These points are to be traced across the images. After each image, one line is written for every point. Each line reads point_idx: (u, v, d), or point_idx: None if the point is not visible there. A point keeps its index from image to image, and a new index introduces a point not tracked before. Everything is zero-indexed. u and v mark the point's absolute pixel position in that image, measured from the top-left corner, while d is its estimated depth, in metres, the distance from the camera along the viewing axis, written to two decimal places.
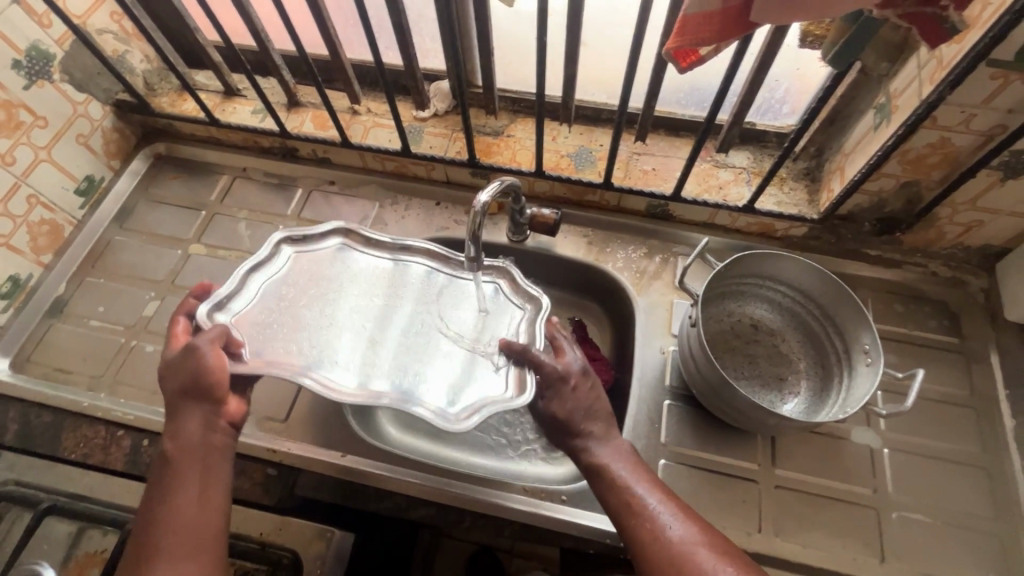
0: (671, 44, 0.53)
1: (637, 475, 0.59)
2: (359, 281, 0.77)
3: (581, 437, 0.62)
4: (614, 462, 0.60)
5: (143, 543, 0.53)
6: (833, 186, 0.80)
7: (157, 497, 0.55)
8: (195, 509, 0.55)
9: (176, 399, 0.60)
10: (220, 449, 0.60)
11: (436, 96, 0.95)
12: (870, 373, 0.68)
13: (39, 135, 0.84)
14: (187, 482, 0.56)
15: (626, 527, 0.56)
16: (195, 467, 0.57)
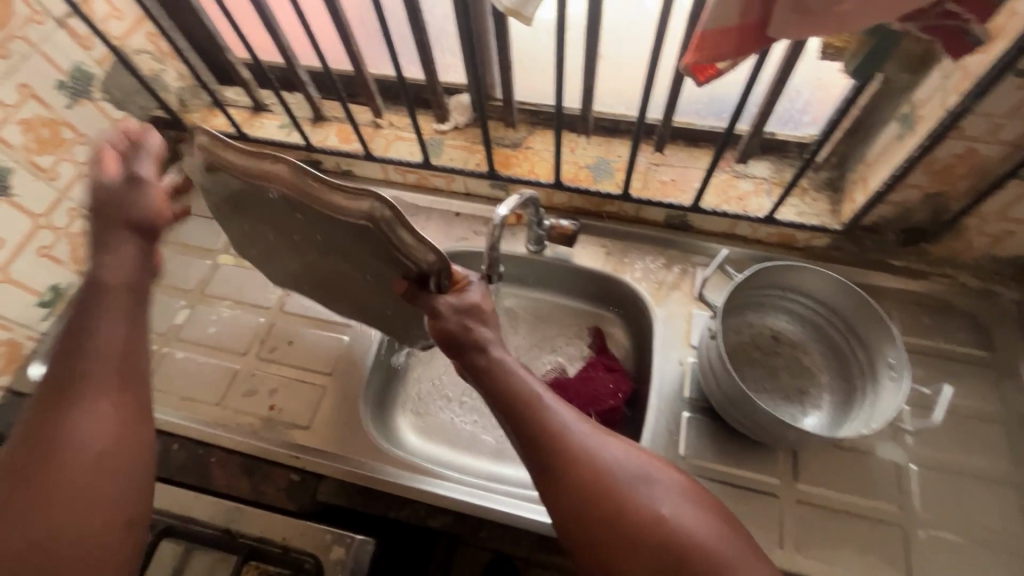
0: (689, 59, 0.53)
1: (536, 386, 0.58)
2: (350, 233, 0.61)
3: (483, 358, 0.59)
4: (513, 373, 0.58)
5: (67, 366, 0.50)
6: (855, 197, 0.79)
7: (79, 322, 0.52)
8: (120, 338, 0.53)
9: (110, 219, 0.56)
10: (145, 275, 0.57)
11: (457, 109, 0.96)
12: (895, 388, 0.67)
13: (80, 151, 0.88)
14: (113, 314, 0.53)
15: (527, 438, 0.54)
16: (117, 298, 0.54)
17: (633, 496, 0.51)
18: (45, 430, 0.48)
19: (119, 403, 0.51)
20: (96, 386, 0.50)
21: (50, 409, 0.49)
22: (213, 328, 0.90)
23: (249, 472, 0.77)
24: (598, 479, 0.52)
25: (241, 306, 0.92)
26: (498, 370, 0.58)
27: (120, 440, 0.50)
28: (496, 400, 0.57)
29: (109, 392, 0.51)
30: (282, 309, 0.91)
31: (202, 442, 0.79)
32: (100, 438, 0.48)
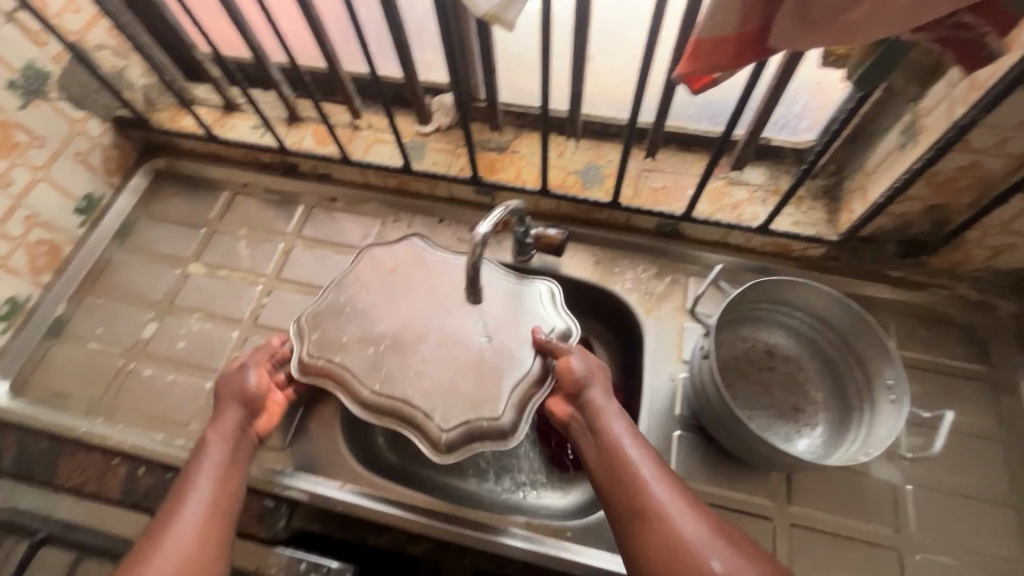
0: (682, 68, 0.49)
1: (634, 437, 0.60)
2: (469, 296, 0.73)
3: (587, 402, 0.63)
4: (611, 419, 0.61)
5: (171, 506, 0.56)
6: (853, 207, 0.76)
7: (188, 474, 0.59)
8: (216, 488, 0.59)
9: (231, 390, 0.67)
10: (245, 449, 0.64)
11: (439, 110, 0.92)
12: (893, 412, 0.64)
13: (36, 155, 0.82)
14: (212, 465, 0.60)
15: (608, 479, 0.58)
16: (220, 453, 0.61)
17: (701, 564, 0.50)
18: (144, 552, 0.53)
19: (203, 533, 0.55)
20: (190, 518, 0.55)
21: (153, 540, 0.54)
22: (183, 342, 0.86)
23: None
24: (677, 539, 0.51)
25: (213, 319, 0.88)
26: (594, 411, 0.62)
27: (198, 558, 0.53)
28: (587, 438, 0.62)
29: (209, 532, 0.55)
30: (256, 322, 0.87)
31: (170, 465, 0.75)
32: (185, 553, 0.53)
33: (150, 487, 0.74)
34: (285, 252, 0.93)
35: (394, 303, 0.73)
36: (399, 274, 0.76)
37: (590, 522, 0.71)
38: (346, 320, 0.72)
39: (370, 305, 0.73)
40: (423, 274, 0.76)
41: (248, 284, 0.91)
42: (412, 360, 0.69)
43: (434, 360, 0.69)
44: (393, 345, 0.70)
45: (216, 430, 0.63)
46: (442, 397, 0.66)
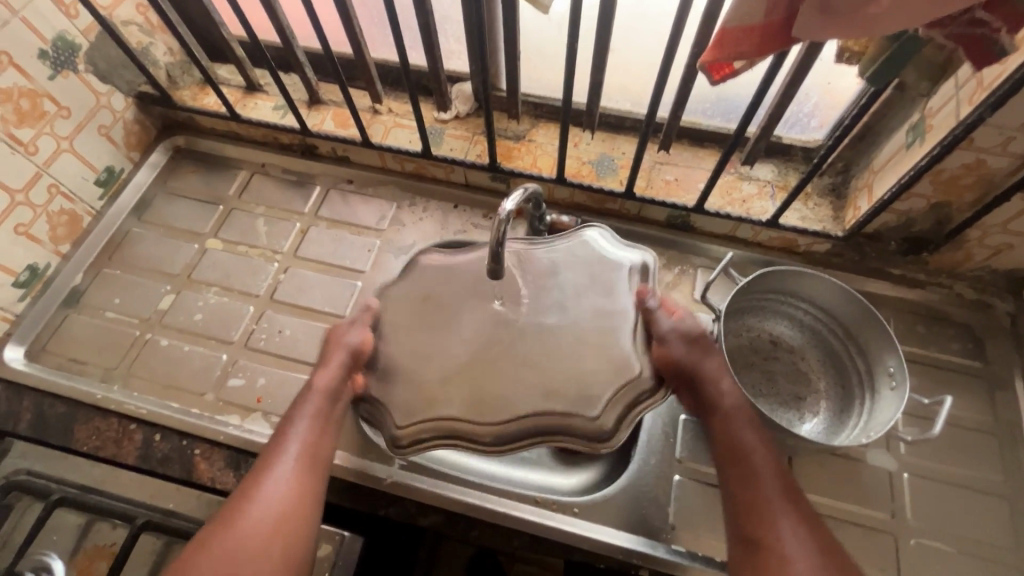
0: (706, 56, 0.52)
1: (768, 455, 0.62)
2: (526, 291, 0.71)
3: (716, 412, 0.66)
4: (742, 432, 0.64)
5: (262, 463, 0.62)
6: (859, 204, 0.79)
7: (276, 440, 0.64)
8: (303, 459, 0.62)
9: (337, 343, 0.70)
10: (343, 402, 0.68)
11: (459, 98, 0.94)
12: (895, 397, 0.66)
13: (62, 125, 0.84)
14: (299, 426, 0.65)
15: (734, 501, 0.61)
16: (313, 422, 0.65)
17: None
18: (229, 514, 0.58)
19: (293, 491, 0.60)
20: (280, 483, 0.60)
21: (243, 493, 0.60)
22: (200, 314, 0.87)
23: (233, 465, 0.74)
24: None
25: (230, 293, 0.89)
26: (748, 449, 0.63)
27: (287, 515, 0.58)
28: (721, 453, 0.64)
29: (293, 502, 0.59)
30: (272, 298, 0.89)
31: (186, 433, 0.76)
32: (272, 513, 0.58)
33: (165, 454, 0.75)
34: (301, 231, 0.95)
35: (455, 318, 0.70)
36: (436, 302, 0.72)
37: (599, 498, 0.73)
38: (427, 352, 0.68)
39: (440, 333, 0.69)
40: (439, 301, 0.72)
41: (264, 261, 0.92)
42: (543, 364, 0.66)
43: (563, 358, 0.67)
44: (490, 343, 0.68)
45: (308, 408, 0.66)
46: (574, 385, 0.65)
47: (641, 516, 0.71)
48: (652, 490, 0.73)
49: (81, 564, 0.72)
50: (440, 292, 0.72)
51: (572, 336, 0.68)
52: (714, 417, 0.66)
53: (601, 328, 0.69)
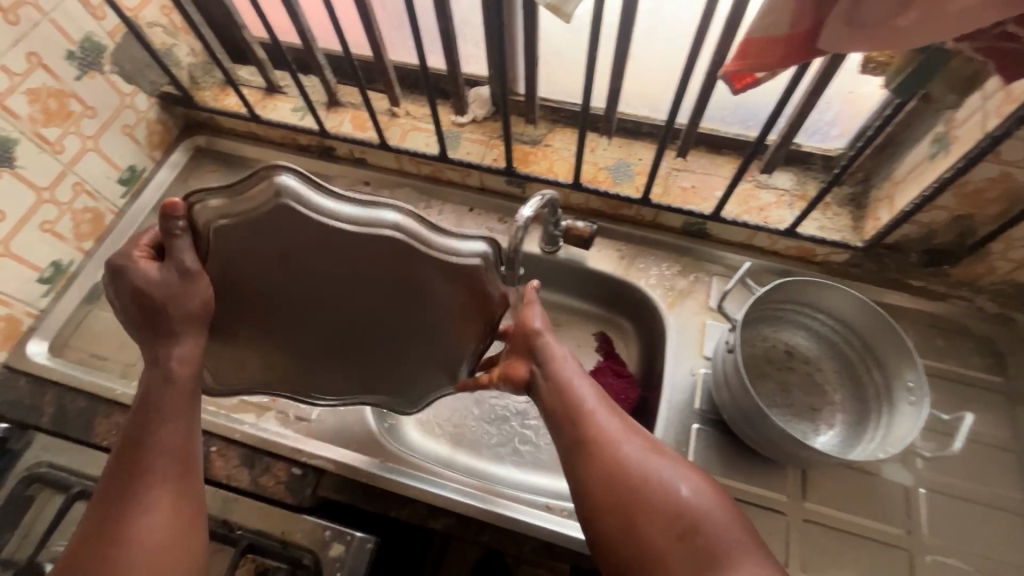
0: (730, 66, 0.52)
1: (624, 424, 0.60)
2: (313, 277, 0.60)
3: (569, 396, 0.62)
4: (600, 413, 0.61)
5: (129, 463, 0.56)
6: (879, 215, 0.78)
7: (143, 426, 0.58)
8: (169, 438, 0.58)
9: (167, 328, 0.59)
10: (179, 389, 0.60)
11: (476, 102, 0.94)
12: (913, 412, 0.65)
13: (88, 125, 0.86)
14: (170, 418, 0.59)
15: (599, 473, 0.57)
16: (165, 401, 0.59)
17: (642, 474, 0.55)
18: (106, 546, 0.52)
19: (166, 497, 0.55)
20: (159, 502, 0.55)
21: (118, 501, 0.54)
22: None
23: (248, 463, 0.75)
24: (616, 458, 0.57)
25: None
26: (548, 373, 0.64)
27: (176, 532, 0.54)
28: (571, 432, 0.60)
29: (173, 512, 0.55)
30: None
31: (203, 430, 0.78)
32: (159, 536, 0.53)
33: None
34: None
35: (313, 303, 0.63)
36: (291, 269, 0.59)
37: None
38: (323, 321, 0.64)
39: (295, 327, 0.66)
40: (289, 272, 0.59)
41: None
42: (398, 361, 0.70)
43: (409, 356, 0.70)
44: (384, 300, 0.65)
45: (161, 391, 0.59)
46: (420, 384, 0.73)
47: None
48: None
49: None
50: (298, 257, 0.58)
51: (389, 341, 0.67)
52: (559, 395, 0.63)
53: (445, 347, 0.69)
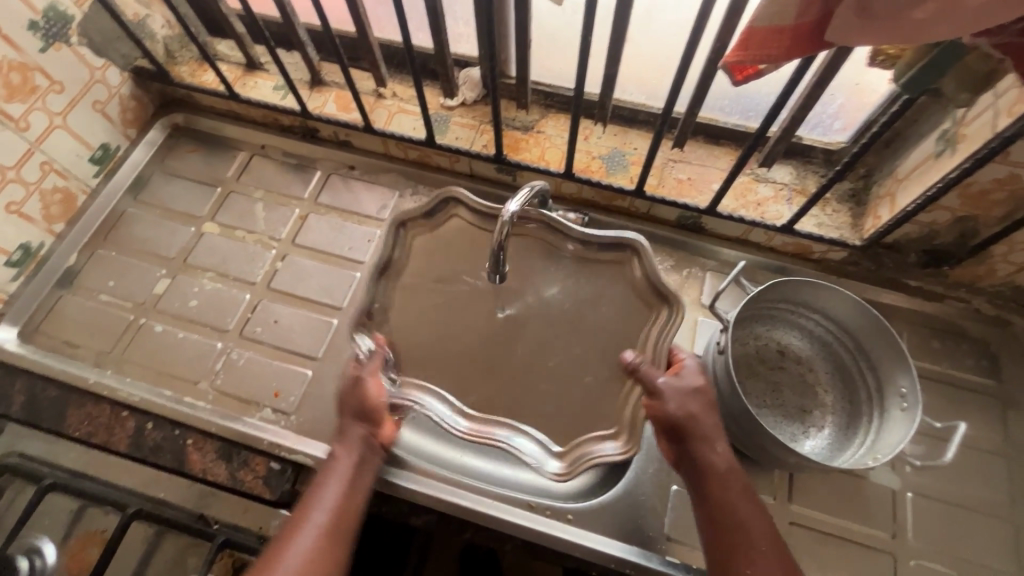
0: (731, 56, 0.49)
1: (766, 540, 0.55)
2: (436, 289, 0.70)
3: (698, 473, 0.59)
4: (737, 500, 0.57)
5: (295, 517, 0.58)
6: (880, 213, 0.76)
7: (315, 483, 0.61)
8: (340, 499, 0.60)
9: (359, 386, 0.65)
10: (366, 432, 0.64)
11: (466, 84, 0.90)
12: (906, 419, 0.64)
13: (55, 100, 0.81)
14: (335, 474, 0.61)
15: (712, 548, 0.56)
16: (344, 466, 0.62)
17: None
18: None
19: (321, 548, 0.55)
20: (315, 526, 0.57)
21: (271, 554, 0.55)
22: (195, 301, 0.86)
23: (225, 458, 0.72)
24: None
25: (225, 280, 0.88)
26: (705, 462, 0.59)
27: None
28: (711, 542, 0.56)
29: (321, 537, 0.56)
30: (269, 286, 0.87)
31: (179, 422, 0.75)
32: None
33: (158, 443, 0.73)
34: (301, 218, 0.92)
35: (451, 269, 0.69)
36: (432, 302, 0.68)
37: (593, 506, 0.72)
38: (445, 308, 0.70)
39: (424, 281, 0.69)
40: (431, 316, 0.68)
41: (261, 247, 0.90)
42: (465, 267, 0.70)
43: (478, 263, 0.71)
44: (518, 320, 0.70)
45: (359, 419, 0.64)
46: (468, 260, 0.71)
47: (634, 527, 0.70)
48: (649, 500, 0.72)
49: (73, 548, 0.72)
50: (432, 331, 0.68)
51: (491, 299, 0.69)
52: (694, 467, 0.59)
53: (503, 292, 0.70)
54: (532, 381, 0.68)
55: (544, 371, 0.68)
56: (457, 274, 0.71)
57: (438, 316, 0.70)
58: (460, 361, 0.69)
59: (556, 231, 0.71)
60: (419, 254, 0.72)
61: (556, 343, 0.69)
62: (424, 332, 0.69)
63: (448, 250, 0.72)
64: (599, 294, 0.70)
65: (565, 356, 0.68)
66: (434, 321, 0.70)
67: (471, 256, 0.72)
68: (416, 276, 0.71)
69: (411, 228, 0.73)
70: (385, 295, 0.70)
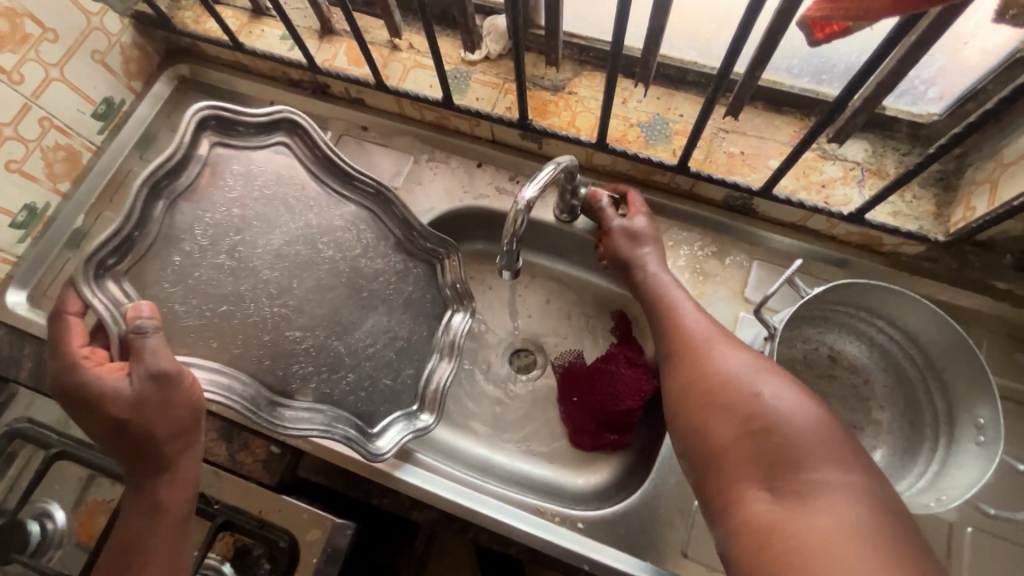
0: (814, 8, 0.39)
1: (714, 332, 0.57)
2: (278, 216, 0.70)
3: (650, 291, 0.65)
4: (681, 303, 0.61)
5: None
6: (974, 204, 0.63)
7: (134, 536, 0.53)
8: (167, 544, 0.54)
9: (160, 397, 0.53)
10: (190, 450, 0.57)
11: (490, 35, 0.79)
12: (980, 456, 0.54)
13: (49, 51, 0.76)
14: (162, 525, 0.54)
15: (678, 379, 0.55)
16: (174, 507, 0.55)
17: (727, 376, 0.51)
18: None
19: None
20: None
21: None
22: None
23: (226, 438, 0.71)
24: (707, 361, 0.53)
25: None
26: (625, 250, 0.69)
27: None
28: (667, 340, 0.59)
29: None
30: None
31: None
32: None
33: None
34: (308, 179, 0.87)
35: (274, 213, 0.70)
36: (259, 244, 0.68)
37: (605, 514, 0.67)
38: (243, 236, 0.67)
39: (244, 226, 0.68)
40: (250, 262, 0.67)
41: None
42: (288, 208, 0.71)
43: (308, 195, 0.72)
44: (303, 259, 0.70)
45: (163, 477, 0.55)
46: (273, 188, 0.70)
47: (648, 539, 0.66)
48: (667, 512, 0.66)
49: (82, 515, 0.72)
50: (252, 263, 0.68)
51: (269, 232, 0.69)
52: (670, 317, 0.60)
53: (340, 239, 0.73)
54: (348, 326, 0.71)
55: (348, 322, 0.71)
56: (266, 201, 0.69)
57: (234, 244, 0.67)
58: (223, 322, 0.65)
59: (380, 205, 0.75)
60: (216, 173, 0.67)
61: (304, 290, 0.70)
62: (198, 298, 0.64)
63: (263, 177, 0.70)
64: (390, 261, 0.75)
65: (315, 309, 0.70)
66: (219, 255, 0.66)
67: (304, 197, 0.72)
68: (211, 194, 0.67)
69: (221, 141, 0.68)
70: (173, 215, 0.64)
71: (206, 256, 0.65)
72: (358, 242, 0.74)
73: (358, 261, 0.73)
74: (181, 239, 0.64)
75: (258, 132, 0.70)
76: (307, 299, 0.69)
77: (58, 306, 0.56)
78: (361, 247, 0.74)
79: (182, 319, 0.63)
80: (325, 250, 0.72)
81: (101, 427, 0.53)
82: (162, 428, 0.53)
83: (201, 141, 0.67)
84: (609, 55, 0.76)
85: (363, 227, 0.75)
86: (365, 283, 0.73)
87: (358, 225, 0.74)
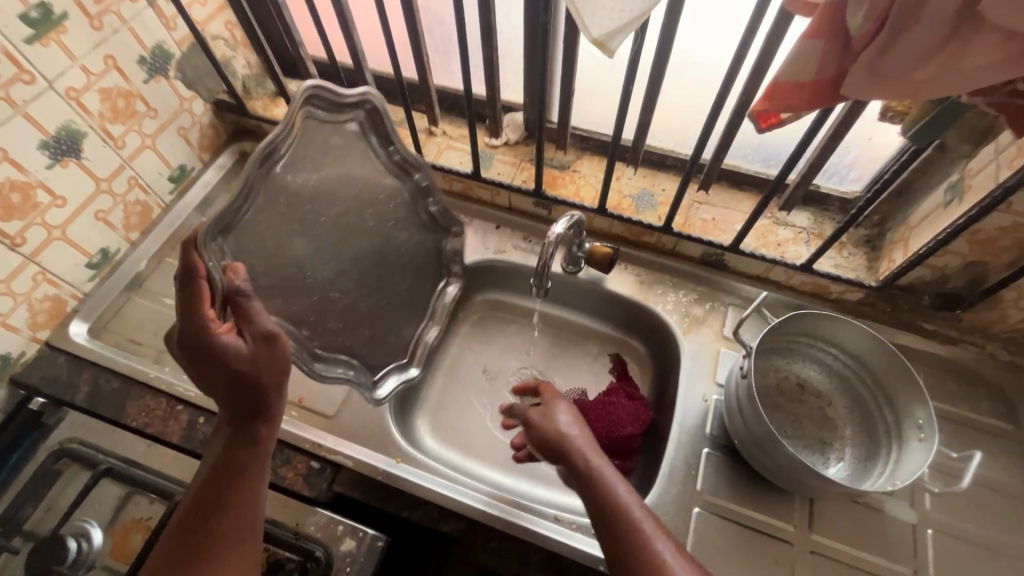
0: (757, 105, 0.57)
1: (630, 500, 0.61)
2: (341, 189, 0.76)
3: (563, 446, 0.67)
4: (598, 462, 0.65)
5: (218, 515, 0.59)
6: (894, 256, 0.81)
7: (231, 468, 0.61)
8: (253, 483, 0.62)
9: (264, 355, 0.61)
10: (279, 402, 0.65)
11: (510, 127, 0.99)
12: (923, 448, 0.67)
13: (149, 125, 0.92)
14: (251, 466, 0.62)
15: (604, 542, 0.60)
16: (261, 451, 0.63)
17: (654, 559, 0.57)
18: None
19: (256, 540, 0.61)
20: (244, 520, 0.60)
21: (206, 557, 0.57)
22: None
23: None
24: (636, 537, 0.58)
25: None
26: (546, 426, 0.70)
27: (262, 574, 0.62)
28: (591, 500, 0.63)
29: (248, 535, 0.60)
30: None
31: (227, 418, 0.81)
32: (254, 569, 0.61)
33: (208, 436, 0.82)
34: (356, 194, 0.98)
35: (337, 185, 0.76)
36: (320, 212, 0.75)
37: None
38: (312, 203, 0.74)
39: (313, 194, 0.74)
40: (311, 224, 0.74)
41: None
42: (348, 184, 0.77)
43: (366, 174, 0.79)
44: (352, 229, 0.78)
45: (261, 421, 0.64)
46: (343, 163, 0.76)
47: None
48: (673, 520, 0.74)
49: (118, 533, 0.74)
50: (311, 229, 0.74)
51: (330, 203, 0.76)
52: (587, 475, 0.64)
53: (383, 216, 0.82)
54: (369, 292, 0.82)
55: (374, 285, 0.83)
56: (334, 171, 0.75)
57: (304, 211, 0.73)
58: (285, 283, 0.73)
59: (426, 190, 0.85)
60: (302, 141, 0.72)
61: (347, 259, 0.79)
62: (270, 257, 0.70)
63: (338, 150, 0.75)
64: (415, 241, 0.87)
65: (350, 275, 0.79)
66: (293, 221, 0.72)
67: (361, 174, 0.79)
68: (295, 161, 0.72)
69: (308, 109, 0.72)
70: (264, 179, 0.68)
71: (282, 216, 0.71)
72: (396, 218, 0.84)
73: (392, 234, 0.84)
74: (268, 201, 0.69)
75: (342, 107, 0.74)
76: (349, 309, 0.80)
77: (186, 269, 0.55)
78: (396, 223, 0.84)
79: (256, 278, 0.69)
80: (368, 224, 0.80)
81: (215, 379, 0.60)
82: (270, 377, 0.62)
83: (300, 106, 0.70)
84: (605, 143, 0.96)
85: (402, 208, 0.84)
86: (390, 257, 0.84)
87: (399, 205, 0.84)
